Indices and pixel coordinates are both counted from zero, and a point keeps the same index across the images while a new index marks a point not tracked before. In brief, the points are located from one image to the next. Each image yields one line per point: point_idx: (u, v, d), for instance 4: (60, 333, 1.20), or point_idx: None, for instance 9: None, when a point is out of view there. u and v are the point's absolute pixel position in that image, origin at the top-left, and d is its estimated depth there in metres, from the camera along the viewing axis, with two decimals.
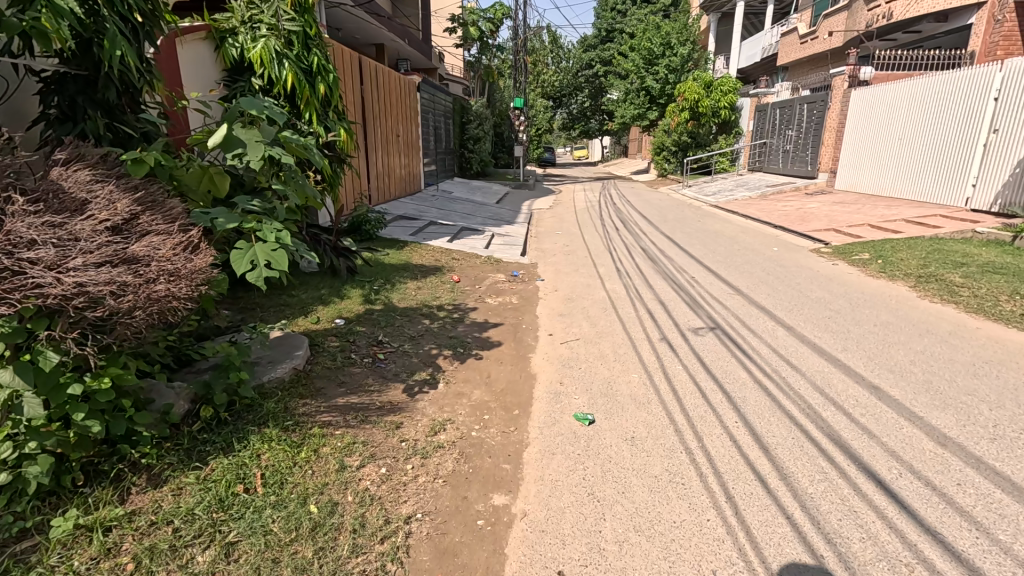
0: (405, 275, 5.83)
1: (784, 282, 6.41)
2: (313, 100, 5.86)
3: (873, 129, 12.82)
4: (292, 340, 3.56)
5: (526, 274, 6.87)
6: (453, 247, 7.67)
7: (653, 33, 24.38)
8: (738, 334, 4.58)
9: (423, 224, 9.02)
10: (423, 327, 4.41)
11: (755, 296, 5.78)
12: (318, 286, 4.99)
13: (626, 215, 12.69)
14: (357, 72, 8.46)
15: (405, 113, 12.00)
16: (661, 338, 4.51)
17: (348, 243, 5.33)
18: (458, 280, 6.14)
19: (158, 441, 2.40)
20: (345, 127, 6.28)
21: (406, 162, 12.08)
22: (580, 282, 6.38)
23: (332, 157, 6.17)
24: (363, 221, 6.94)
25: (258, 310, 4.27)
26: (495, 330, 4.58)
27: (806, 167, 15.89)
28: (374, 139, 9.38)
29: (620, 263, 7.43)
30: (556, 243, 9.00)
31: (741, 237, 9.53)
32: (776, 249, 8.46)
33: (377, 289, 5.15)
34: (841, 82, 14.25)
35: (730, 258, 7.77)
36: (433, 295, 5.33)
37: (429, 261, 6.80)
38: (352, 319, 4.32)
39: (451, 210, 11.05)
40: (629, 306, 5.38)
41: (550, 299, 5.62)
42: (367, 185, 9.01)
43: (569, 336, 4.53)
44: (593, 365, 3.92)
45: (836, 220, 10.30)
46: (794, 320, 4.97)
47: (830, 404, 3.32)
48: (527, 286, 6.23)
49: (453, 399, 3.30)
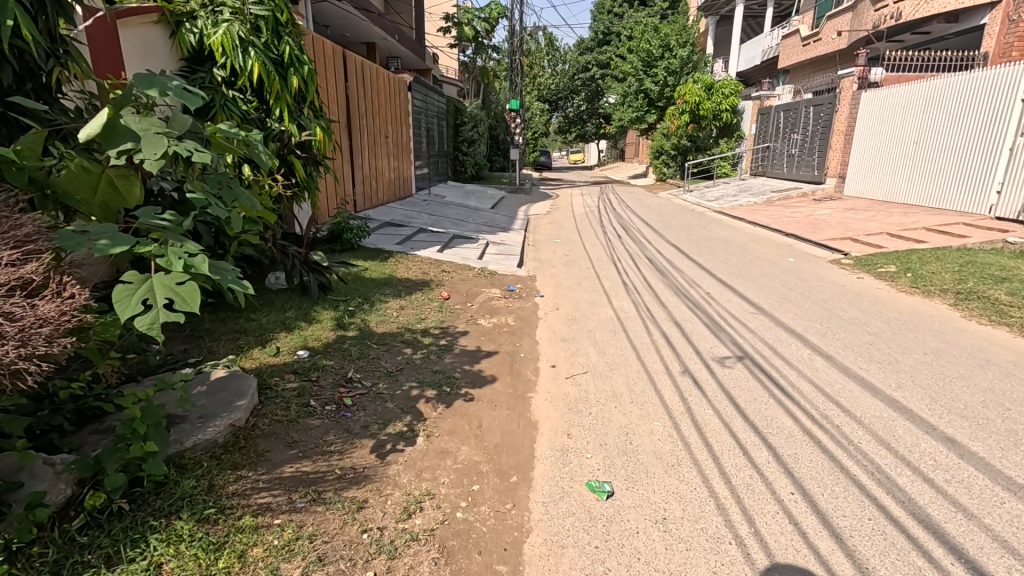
0: (388, 292, 5.17)
1: (809, 298, 5.78)
2: (285, 93, 5.27)
3: (886, 134, 12.29)
4: (239, 381, 2.87)
5: (523, 288, 6.22)
6: (443, 257, 7.03)
7: (652, 35, 23.89)
8: (772, 366, 3.93)
9: (411, 231, 8.41)
10: (403, 359, 3.74)
11: (780, 316, 5.16)
12: (283, 307, 4.32)
13: (628, 221, 12.07)
14: (339, 67, 7.84)
15: (396, 113, 11.37)
16: (682, 370, 3.85)
17: (320, 258, 4.68)
18: (447, 296, 5.48)
19: (11, 553, 1.70)
20: (321, 124, 5.71)
21: (396, 164, 11.44)
22: (584, 299, 5.73)
23: (307, 157, 5.59)
24: (344, 229, 6.43)
25: (206, 339, 3.59)
26: (488, 361, 3.92)
27: (812, 172, 15.32)
28: (359, 140, 8.76)
29: (626, 276, 6.80)
30: (555, 252, 8.35)
31: (752, 247, 8.91)
32: (791, 260, 7.85)
33: (353, 310, 4.48)
34: (849, 84, 13.72)
35: (744, 271, 7.14)
36: (417, 316, 4.66)
37: (416, 274, 6.14)
38: (319, 349, 3.65)
39: (441, 216, 10.43)
40: (642, 329, 4.74)
41: (550, 320, 4.97)
42: (351, 188, 8.39)
43: (576, 368, 3.87)
44: (606, 409, 3.26)
45: (851, 228, 9.73)
46: (830, 346, 4.33)
47: (906, 467, 2.66)
48: (524, 304, 5.58)
49: (435, 460, 2.64)
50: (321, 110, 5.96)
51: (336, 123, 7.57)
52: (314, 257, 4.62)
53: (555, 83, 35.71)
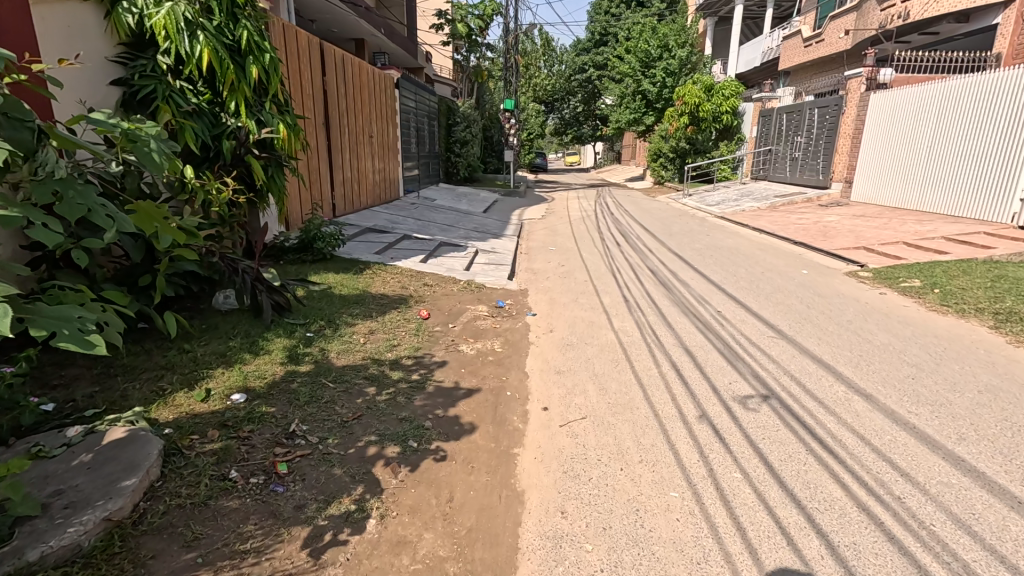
0: (357, 313, 4.53)
1: (831, 319, 5.18)
2: (242, 84, 4.65)
3: (897, 137, 11.75)
4: (138, 445, 2.23)
5: (513, 305, 5.60)
6: (425, 268, 6.40)
7: (650, 35, 23.42)
8: (806, 410, 3.30)
9: (394, 237, 7.80)
10: (364, 403, 3.08)
11: (804, 341, 4.54)
12: (228, 333, 3.67)
13: (627, 227, 11.46)
14: (314, 61, 7.28)
15: (382, 111, 10.74)
16: (699, 415, 3.23)
17: (272, 274, 4.05)
18: (426, 316, 4.87)
19: None
20: (285, 121, 5.08)
21: (382, 165, 10.82)
22: (580, 318, 5.10)
23: (269, 158, 4.97)
24: (315, 235, 5.92)
25: (122, 380, 2.94)
26: (468, 402, 3.28)
27: (817, 176, 14.77)
28: (337, 138, 8.17)
29: (627, 290, 6.17)
30: (550, 262, 7.71)
31: (761, 257, 8.30)
32: (805, 272, 7.26)
33: (312, 337, 3.83)
34: (857, 85, 13.19)
35: (755, 284, 6.55)
36: (387, 343, 4.02)
37: (393, 289, 5.50)
38: (261, 391, 3.00)
39: (429, 220, 9.82)
40: (648, 357, 4.12)
41: (543, 345, 4.34)
42: (329, 192, 7.88)
43: (573, 413, 3.22)
44: (609, 472, 2.62)
45: (864, 237, 9.17)
46: (868, 382, 3.72)
47: (1002, 565, 2.05)
48: (514, 324, 4.95)
49: (386, 558, 2.00)
50: (289, 105, 5.36)
51: (310, 121, 7.03)
52: (264, 274, 3.98)
53: (551, 84, 35.20)
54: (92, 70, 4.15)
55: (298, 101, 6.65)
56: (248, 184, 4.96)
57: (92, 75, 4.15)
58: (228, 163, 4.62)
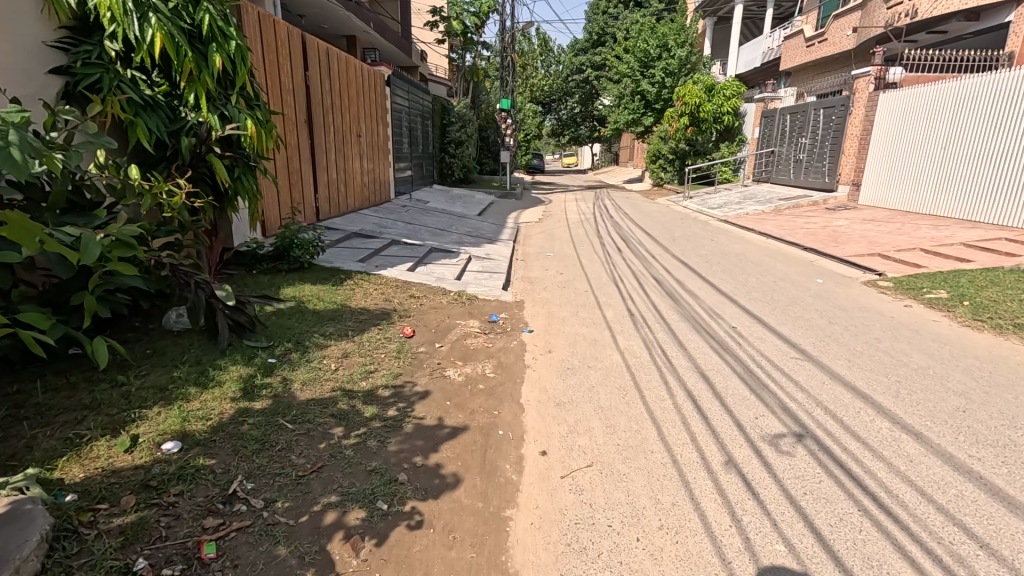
0: (330, 333, 4.00)
1: (857, 336, 4.71)
2: (203, 75, 4.15)
3: (908, 138, 11.33)
4: (18, 528, 1.69)
5: (508, 319, 5.11)
6: (413, 277, 5.91)
7: (649, 34, 23.00)
8: (849, 455, 2.81)
9: (381, 243, 7.32)
10: (327, 450, 2.58)
11: (833, 363, 4.06)
12: (174, 360, 3.15)
13: (627, 231, 11.00)
14: (294, 55, 6.85)
15: (372, 110, 10.28)
16: (725, 461, 2.74)
17: (227, 292, 3.38)
18: (410, 333, 4.37)
19: None
20: (254, 117, 4.58)
21: (372, 166, 10.34)
22: (582, 336, 4.61)
23: (235, 157, 4.47)
24: (292, 242, 5.46)
25: (31, 425, 2.42)
26: (454, 445, 2.78)
27: (822, 178, 14.33)
28: (320, 136, 7.69)
29: (632, 302, 5.68)
30: (548, 270, 7.23)
31: (771, 264, 7.84)
32: (820, 281, 6.80)
33: (274, 364, 3.31)
34: (865, 85, 12.77)
35: (769, 295, 6.08)
36: (362, 370, 3.51)
37: (376, 302, 5.00)
38: (202, 437, 2.49)
39: (420, 224, 9.33)
40: (660, 384, 3.63)
41: (541, 369, 3.85)
42: (312, 193, 7.44)
43: (577, 459, 2.73)
44: (623, 544, 2.13)
45: (877, 242, 8.72)
46: (913, 416, 3.24)
47: None
48: (508, 342, 4.46)
49: None
50: (261, 101, 4.88)
51: (289, 118, 6.61)
52: (219, 292, 3.39)
53: (549, 84, 34.80)
54: (25, 53, 3.54)
55: (275, 96, 6.21)
56: (211, 186, 4.46)
57: (24, 58, 3.53)
58: (187, 161, 4.12)
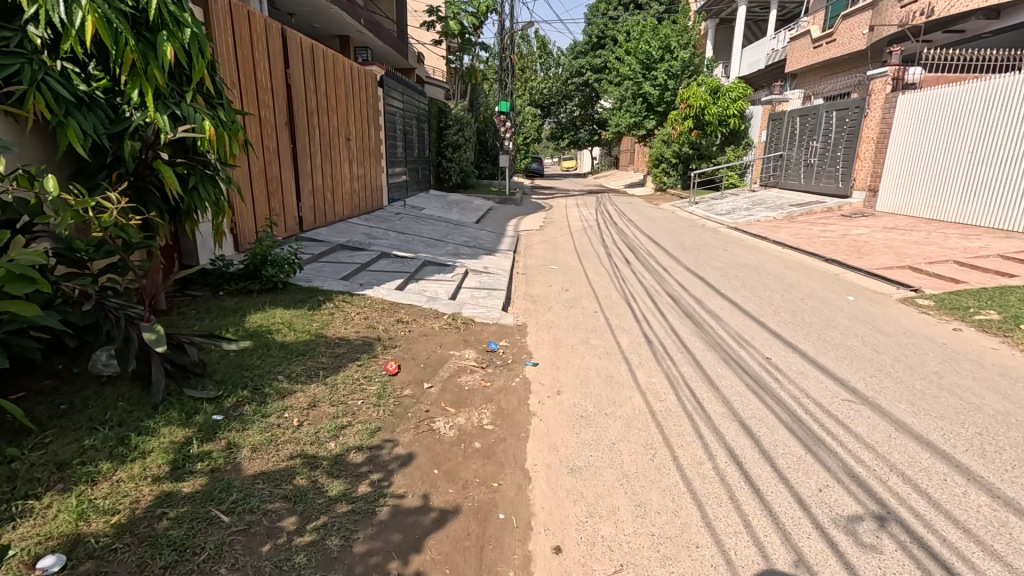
0: (299, 374, 3.35)
1: (912, 369, 4.08)
2: (150, 67, 3.51)
3: (931, 141, 10.73)
4: None
5: (509, 348, 4.49)
6: (402, 297, 5.27)
7: (651, 36, 22.47)
8: (952, 551, 2.17)
9: (369, 256, 6.68)
10: (270, 556, 1.93)
11: (895, 407, 3.43)
12: (91, 421, 2.50)
13: (634, 240, 10.38)
14: (273, 51, 6.29)
15: (364, 112, 9.71)
16: (795, 564, 2.09)
17: (155, 335, 2.58)
18: (394, 369, 3.74)
19: None
20: (214, 117, 3.95)
21: (363, 171, 9.74)
22: (596, 370, 3.98)
23: (191, 165, 3.83)
24: (265, 259, 4.86)
25: None
26: (441, 543, 2.13)
27: (835, 183, 13.72)
28: (304, 140, 7.11)
29: (649, 326, 5.06)
30: (552, 285, 6.62)
31: (794, 278, 7.22)
32: (852, 298, 6.19)
33: (220, 422, 2.66)
34: (881, 86, 12.21)
35: (800, 316, 5.46)
36: (333, 425, 2.87)
37: (359, 329, 4.37)
38: (98, 545, 1.85)
39: (413, 234, 8.70)
40: (695, 441, 3.00)
41: (551, 420, 3.21)
42: (295, 199, 6.89)
43: (601, 560, 2.10)
44: None
45: (905, 254, 8.13)
46: (1015, 487, 2.60)
47: None
48: (510, 379, 3.83)
49: None
50: (226, 99, 4.26)
51: (266, 120, 6.07)
52: (145, 333, 2.60)
53: (548, 87, 34.24)
54: None
55: (247, 94, 5.66)
56: (161, 197, 3.81)
57: None
58: (131, 169, 3.51)
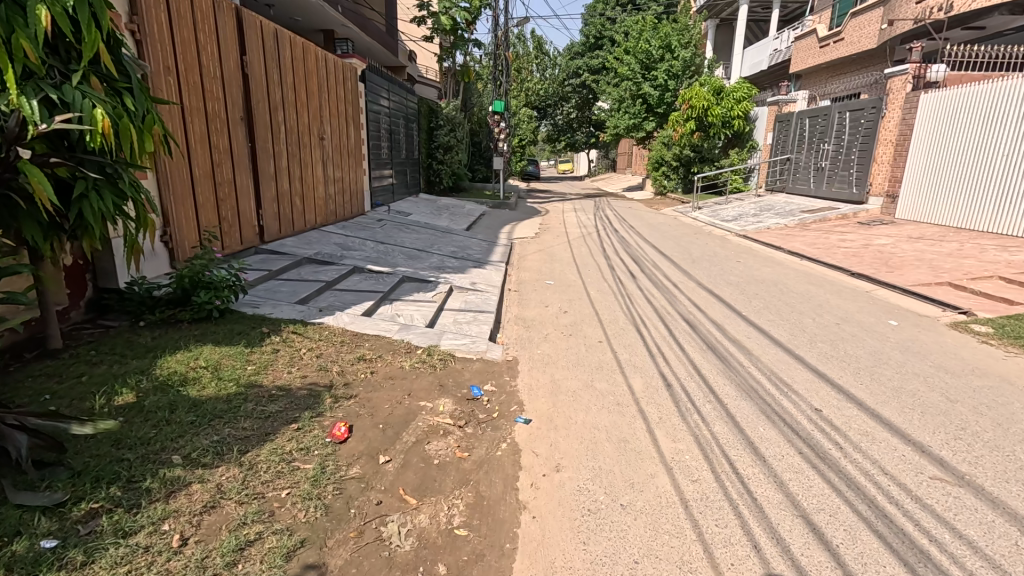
0: (205, 451, 2.46)
1: (1006, 428, 3.21)
2: (15, 37, 2.57)
3: (958, 143, 9.90)
4: None
5: (496, 395, 3.61)
6: (368, 326, 4.38)
7: (651, 34, 21.69)
8: None
9: (337, 272, 5.78)
10: None
11: (1006, 493, 2.57)
12: None
13: (638, 250, 9.51)
14: (225, 37, 5.42)
15: (342, 109, 8.81)
16: None
17: None
18: (343, 433, 2.87)
19: None
20: (115, 107, 3.03)
21: (341, 174, 8.86)
22: (605, 431, 3.11)
23: (76, 169, 2.91)
24: (196, 282, 3.98)
25: None
26: None
27: (850, 189, 12.94)
28: (265, 139, 6.24)
29: (666, 363, 4.19)
30: (549, 306, 5.75)
31: (822, 296, 6.37)
32: (895, 323, 5.36)
33: (47, 553, 1.78)
34: (901, 84, 11.41)
35: (843, 348, 4.61)
36: (233, 544, 1.98)
37: (306, 373, 3.48)
38: None
39: (395, 244, 7.81)
40: (750, 557, 2.13)
41: (546, 519, 2.34)
42: (253, 205, 6.04)
43: None
44: None
45: (941, 268, 7.32)
46: None
47: None
48: (494, 446, 2.96)
49: None
50: (138, 83, 3.36)
51: (213, 113, 5.22)
52: None
53: (544, 89, 33.48)
54: None
55: (187, 82, 4.81)
56: (28, 210, 2.87)
57: None
58: None
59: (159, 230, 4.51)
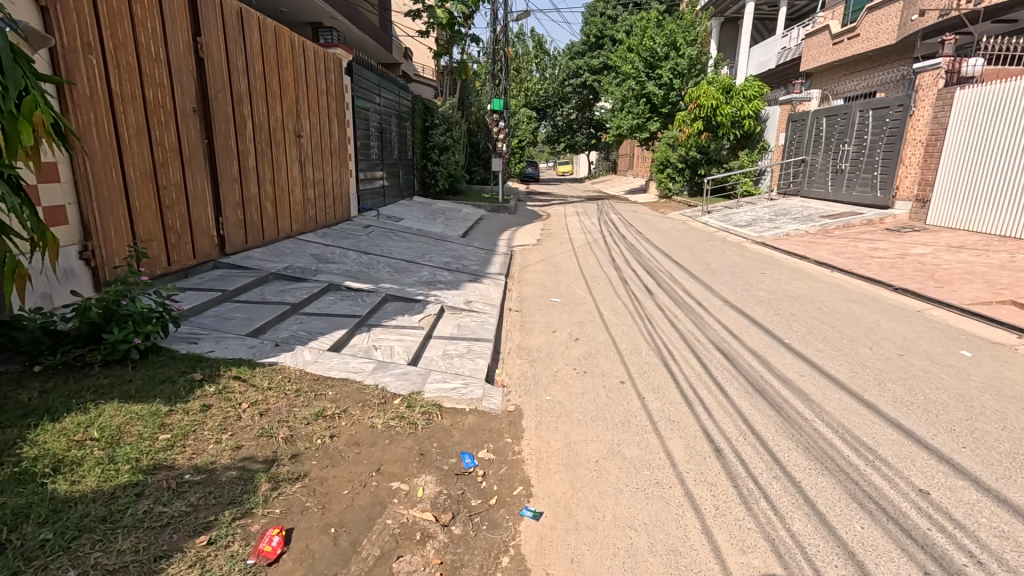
0: None
1: None
2: None
3: (998, 142, 9.03)
4: None
5: (495, 467, 2.74)
6: (333, 367, 3.49)
7: (655, 31, 20.83)
8: None
9: (307, 291, 4.91)
10: None
11: None
12: None
13: (650, 260, 8.67)
14: (171, 11, 4.55)
15: (323, 104, 7.95)
16: None
17: None
18: (277, 545, 2.00)
19: None
20: None
21: (323, 176, 7.99)
22: (644, 537, 2.22)
23: None
24: (109, 315, 3.10)
25: None
26: None
27: (872, 192, 12.11)
28: (226, 134, 5.37)
29: (709, 416, 3.30)
30: (557, 331, 4.89)
31: (871, 318, 5.51)
32: (969, 354, 4.50)
33: None
34: (931, 80, 10.57)
35: (923, 391, 3.73)
36: None
37: (241, 442, 2.60)
38: None
39: (380, 254, 6.95)
40: None
41: None
42: (211, 211, 5.17)
43: None
44: None
45: (998, 283, 6.48)
46: None
47: None
48: (491, 567, 2.07)
49: None
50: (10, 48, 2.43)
51: (154, 102, 4.35)
52: None
53: (544, 89, 32.59)
54: None
55: (117, 64, 3.94)
56: None
57: None
58: None
59: (78, 245, 3.65)
